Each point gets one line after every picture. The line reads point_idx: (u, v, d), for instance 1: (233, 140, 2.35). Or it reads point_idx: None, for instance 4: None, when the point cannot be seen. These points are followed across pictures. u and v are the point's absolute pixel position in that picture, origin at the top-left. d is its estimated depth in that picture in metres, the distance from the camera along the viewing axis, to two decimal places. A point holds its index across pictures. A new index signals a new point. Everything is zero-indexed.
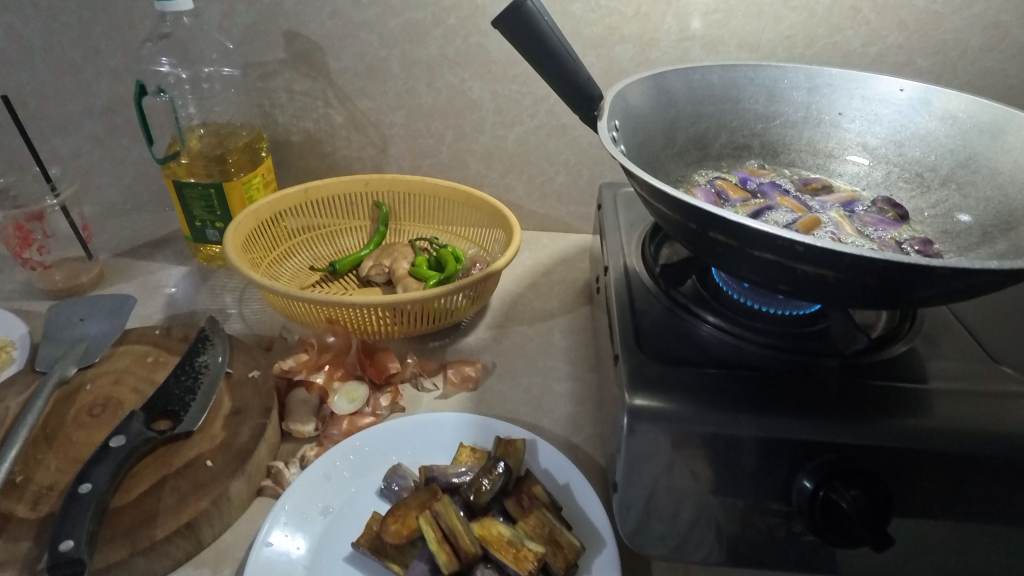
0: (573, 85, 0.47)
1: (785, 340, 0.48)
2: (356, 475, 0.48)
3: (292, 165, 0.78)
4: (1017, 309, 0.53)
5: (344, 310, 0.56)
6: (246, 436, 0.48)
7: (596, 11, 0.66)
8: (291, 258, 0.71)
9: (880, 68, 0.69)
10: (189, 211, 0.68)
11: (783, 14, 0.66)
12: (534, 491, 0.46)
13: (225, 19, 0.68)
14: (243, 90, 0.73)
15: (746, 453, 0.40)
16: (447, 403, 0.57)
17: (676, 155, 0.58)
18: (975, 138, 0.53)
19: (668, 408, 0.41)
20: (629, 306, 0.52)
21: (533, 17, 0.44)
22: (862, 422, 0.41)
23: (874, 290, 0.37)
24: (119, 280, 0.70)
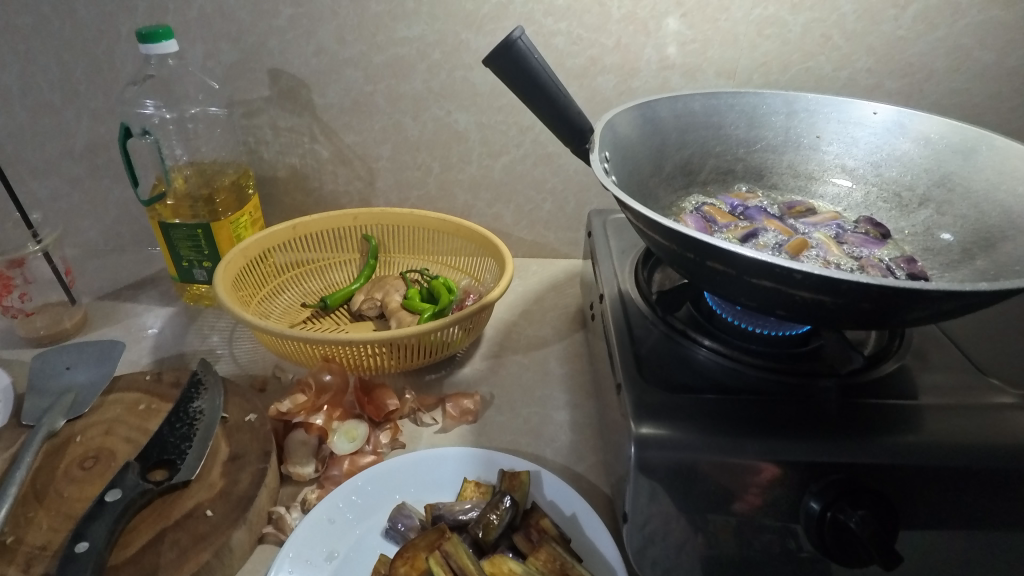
0: (563, 120, 0.47)
1: (781, 362, 0.49)
2: (360, 517, 0.47)
3: (278, 201, 0.78)
4: (997, 322, 0.55)
5: (340, 348, 0.55)
6: (246, 483, 0.47)
7: (578, 43, 0.68)
8: (281, 295, 0.70)
9: (852, 91, 0.72)
10: (176, 252, 0.67)
11: (757, 42, 0.68)
12: (542, 525, 0.45)
13: (209, 59, 0.68)
14: (228, 128, 0.72)
15: (752, 477, 0.41)
16: (447, 438, 0.56)
17: (663, 182, 0.59)
18: (949, 158, 0.55)
19: (674, 436, 0.41)
20: (626, 333, 0.52)
21: (523, 56, 0.45)
22: (863, 442, 0.41)
23: (869, 313, 0.38)
24: (104, 324, 0.69)
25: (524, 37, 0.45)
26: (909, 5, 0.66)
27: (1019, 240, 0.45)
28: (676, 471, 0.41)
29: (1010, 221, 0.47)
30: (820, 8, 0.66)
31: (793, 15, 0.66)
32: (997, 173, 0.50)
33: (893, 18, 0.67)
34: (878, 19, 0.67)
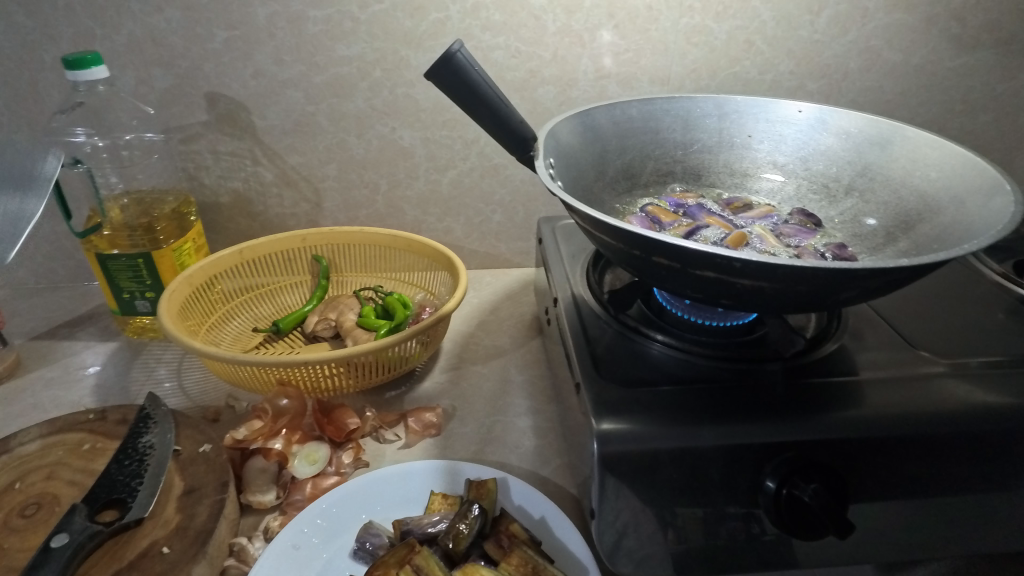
0: (507, 129, 0.48)
1: (731, 350, 0.51)
2: (326, 540, 0.46)
3: (222, 227, 0.76)
4: (922, 299, 0.58)
5: (295, 370, 0.54)
6: (204, 516, 0.45)
7: (517, 56, 0.69)
8: (230, 322, 0.68)
9: (777, 93, 0.76)
10: (116, 284, 0.64)
11: (686, 50, 0.71)
12: (512, 530, 0.45)
13: (141, 84, 0.66)
14: (165, 155, 0.70)
15: (710, 462, 0.42)
16: (410, 453, 0.56)
17: (607, 186, 0.61)
18: (868, 150, 0.59)
19: (634, 429, 0.42)
20: (582, 334, 0.53)
21: (465, 69, 0.46)
22: (810, 419, 0.43)
23: (806, 296, 0.40)
24: (39, 365, 0.65)
25: (462, 49, 0.46)
26: (823, 11, 0.71)
27: (936, 221, 0.49)
28: (638, 464, 0.42)
29: (928, 205, 0.51)
30: (742, 16, 0.70)
31: (717, 23, 0.70)
32: (911, 161, 0.54)
33: (809, 23, 0.71)
34: (795, 25, 0.71)
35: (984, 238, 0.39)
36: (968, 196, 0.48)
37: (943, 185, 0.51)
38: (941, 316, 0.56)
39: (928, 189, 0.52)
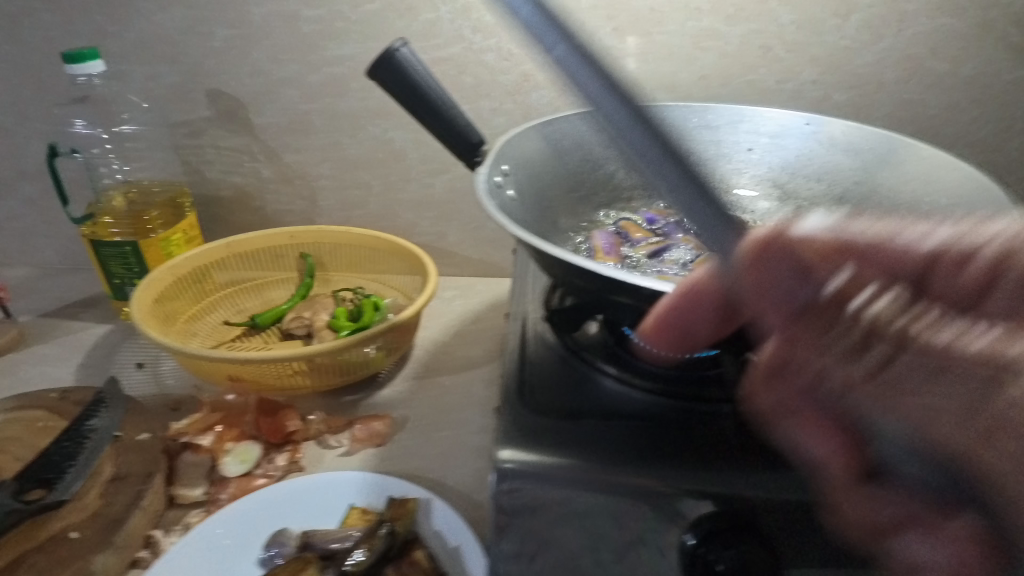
0: (453, 131, 0.46)
1: (682, 386, 0.45)
2: (236, 543, 0.46)
3: (224, 221, 0.77)
4: None
5: (241, 367, 0.54)
6: (121, 505, 0.46)
7: (509, 59, 0.67)
8: (212, 314, 0.70)
9: (799, 104, 0.69)
10: (109, 270, 0.67)
11: (695, 55, 0.66)
12: (415, 557, 0.43)
13: (149, 82, 0.68)
14: (169, 147, 0.72)
15: (627, 509, 0.37)
16: (350, 461, 0.55)
17: (581, 198, 0.57)
18: (880, 171, 0.52)
19: (536, 463, 0.38)
20: (522, 352, 0.50)
21: (406, 68, 0.43)
22: (757, 470, 0.37)
23: (735, 329, 0.35)
24: (38, 342, 0.69)
25: (407, 49, 0.44)
26: (852, 15, 0.63)
27: None
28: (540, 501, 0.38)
29: None
30: (757, 19, 0.64)
31: (730, 26, 0.64)
32: (921, 184, 0.48)
33: (836, 28, 0.64)
34: (820, 29, 0.64)
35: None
36: (977, 230, 0.41)
37: (954, 214, 0.44)
38: None
39: (938, 219, 0.45)
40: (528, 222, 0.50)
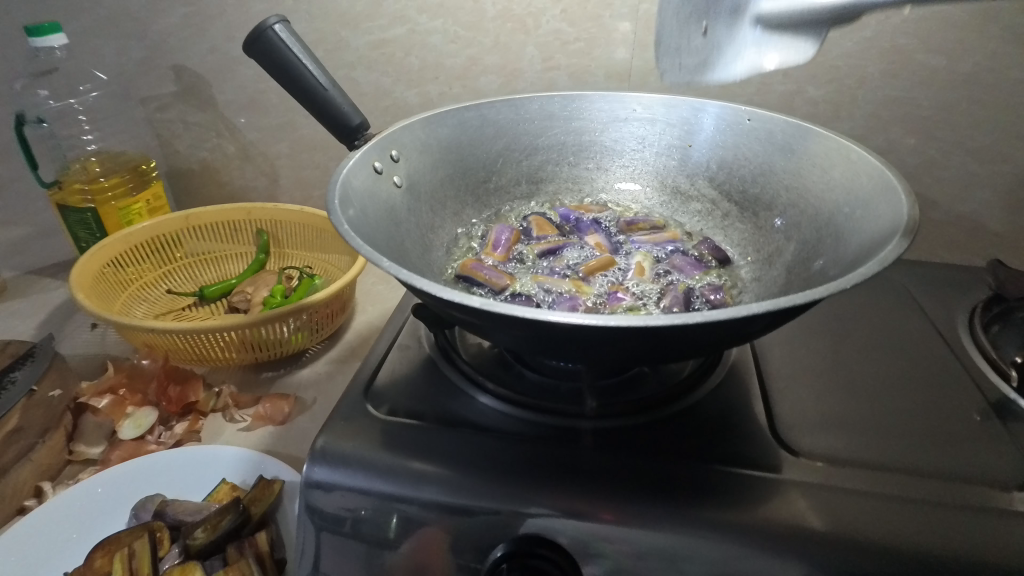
0: (329, 113, 0.45)
1: (534, 394, 0.43)
2: (107, 505, 0.47)
3: (196, 193, 0.81)
4: (851, 374, 0.45)
5: (151, 335, 0.56)
6: (10, 458, 0.48)
7: (456, 42, 0.65)
8: (166, 282, 0.72)
9: (768, 99, 0.63)
10: (75, 234, 0.71)
11: (648, 42, 0.61)
12: (257, 539, 0.43)
13: (121, 55, 0.71)
14: (142, 121, 0.76)
15: (423, 518, 0.36)
16: (245, 437, 0.55)
17: (496, 188, 0.56)
18: (809, 172, 0.46)
19: (346, 455, 0.38)
20: (394, 344, 0.49)
21: (277, 48, 0.44)
22: (562, 491, 0.36)
23: (529, 342, 0.33)
24: (17, 298, 0.75)
25: (284, 27, 0.44)
26: None
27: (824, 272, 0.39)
28: (344, 503, 0.38)
29: (835, 252, 0.39)
30: None
31: None
32: (846, 191, 0.42)
33: None
34: None
35: (754, 305, 0.28)
36: (869, 248, 0.35)
37: (860, 228, 0.38)
38: (859, 410, 0.42)
39: (846, 230, 0.40)
40: (415, 209, 0.49)
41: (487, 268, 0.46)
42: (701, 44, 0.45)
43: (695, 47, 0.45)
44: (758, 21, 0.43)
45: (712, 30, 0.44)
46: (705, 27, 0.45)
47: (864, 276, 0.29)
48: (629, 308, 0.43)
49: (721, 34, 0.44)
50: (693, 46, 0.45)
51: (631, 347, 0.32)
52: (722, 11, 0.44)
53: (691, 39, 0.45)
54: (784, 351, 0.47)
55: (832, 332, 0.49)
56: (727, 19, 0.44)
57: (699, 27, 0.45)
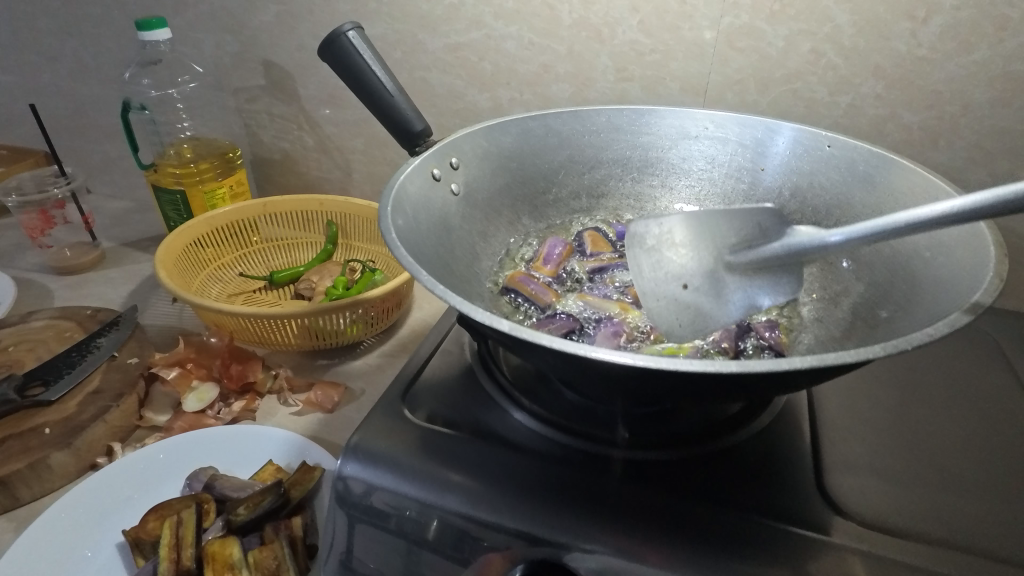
0: (393, 118, 0.47)
1: (569, 415, 0.43)
2: (165, 471, 0.51)
3: (276, 181, 0.86)
4: (916, 433, 0.41)
5: (219, 316, 0.59)
6: (89, 415, 0.53)
7: (529, 48, 0.64)
8: (240, 264, 0.77)
9: (856, 122, 0.59)
10: (165, 213, 0.76)
11: (728, 56, 0.59)
12: (291, 523, 0.45)
13: (218, 49, 0.76)
14: (233, 110, 0.81)
15: (444, 526, 0.37)
16: (295, 420, 0.58)
17: (554, 199, 0.56)
18: (888, 211, 0.43)
19: (378, 455, 0.40)
20: (438, 348, 0.50)
21: (350, 53, 0.45)
22: (583, 521, 0.35)
23: (561, 367, 0.33)
24: (113, 266, 0.82)
25: (358, 33, 0.46)
26: (932, 18, 0.52)
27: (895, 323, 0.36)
28: (371, 501, 0.39)
29: (907, 300, 0.37)
30: (807, 18, 0.55)
31: (772, 25, 0.56)
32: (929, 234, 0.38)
33: (909, 33, 0.53)
34: (888, 34, 0.54)
35: (796, 359, 0.27)
36: (944, 300, 0.33)
37: (936, 276, 0.36)
38: (922, 474, 0.38)
39: (922, 277, 0.37)
40: (468, 215, 0.50)
41: (534, 282, 0.48)
42: (692, 298, 0.39)
43: (682, 306, 0.39)
44: (738, 274, 0.39)
45: (694, 285, 0.39)
46: (684, 282, 0.39)
47: (930, 337, 0.27)
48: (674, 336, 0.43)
49: (705, 291, 0.39)
50: (681, 305, 0.39)
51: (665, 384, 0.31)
52: (698, 272, 0.39)
53: (674, 296, 0.39)
54: (844, 399, 0.44)
55: (902, 384, 0.45)
56: (707, 279, 0.39)
57: (678, 284, 0.39)
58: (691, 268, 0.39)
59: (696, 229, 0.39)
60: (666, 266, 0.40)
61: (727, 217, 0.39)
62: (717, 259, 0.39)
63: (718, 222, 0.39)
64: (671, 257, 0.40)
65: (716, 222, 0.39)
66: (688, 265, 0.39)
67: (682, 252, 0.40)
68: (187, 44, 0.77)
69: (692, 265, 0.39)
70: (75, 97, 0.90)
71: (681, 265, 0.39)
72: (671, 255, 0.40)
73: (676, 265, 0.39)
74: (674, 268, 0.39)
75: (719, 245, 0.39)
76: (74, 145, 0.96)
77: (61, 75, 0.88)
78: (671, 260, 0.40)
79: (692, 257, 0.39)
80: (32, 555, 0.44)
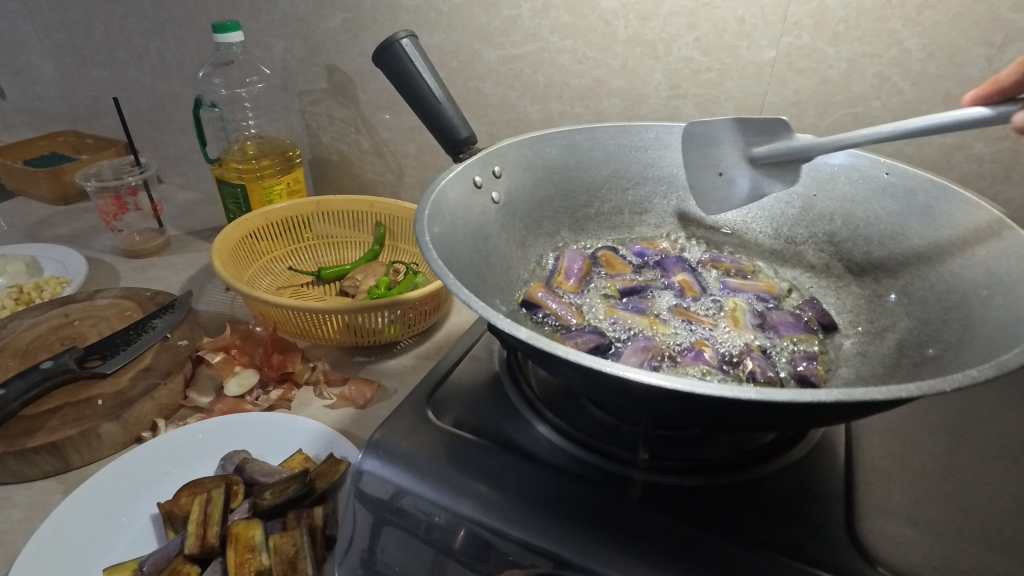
0: (439, 125, 0.48)
1: (592, 432, 0.42)
2: (201, 451, 0.53)
3: (333, 180, 0.89)
4: (965, 483, 0.38)
5: (264, 307, 0.61)
6: (139, 390, 0.56)
7: (583, 62, 0.64)
8: (291, 258, 0.80)
9: (921, 149, 0.56)
10: (226, 205, 0.80)
11: (787, 77, 0.57)
12: (313, 513, 0.46)
13: (288, 52, 0.80)
14: (297, 111, 0.85)
15: (457, 533, 0.37)
16: (327, 414, 0.60)
17: (596, 214, 0.55)
18: (948, 243, 0.41)
19: (398, 456, 0.40)
20: (465, 354, 0.51)
21: (402, 60, 0.48)
22: (598, 542, 0.35)
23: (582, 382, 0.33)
24: (176, 252, 0.87)
25: (411, 41, 0.48)
26: (1010, 45, 0.49)
27: (943, 365, 0.33)
28: (386, 501, 0.40)
29: (959, 339, 0.34)
30: (873, 40, 0.53)
31: (835, 47, 0.54)
32: (986, 273, 0.36)
33: (984, 59, 0.50)
34: (961, 59, 0.51)
35: (818, 392, 0.26)
36: (1000, 339, 0.31)
37: (994, 314, 0.33)
38: (962, 527, 0.36)
39: (978, 316, 0.34)
40: (507, 224, 0.50)
41: (555, 300, 0.47)
42: (722, 184, 0.51)
43: (717, 187, 0.51)
44: (755, 169, 0.48)
45: (729, 174, 0.50)
46: (719, 170, 0.50)
47: (971, 379, 0.25)
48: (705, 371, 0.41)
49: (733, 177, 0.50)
50: (715, 188, 0.51)
51: (691, 407, 0.30)
52: (729, 160, 0.50)
53: (711, 181, 0.51)
54: (885, 441, 0.41)
55: (952, 429, 0.43)
56: (740, 170, 0.49)
57: (715, 171, 0.51)
58: (724, 160, 0.50)
59: (735, 131, 0.48)
60: (714, 153, 0.50)
61: (756, 121, 0.47)
62: (746, 155, 0.48)
63: (746, 127, 0.47)
64: (714, 149, 0.50)
65: (746, 124, 0.47)
66: (726, 158, 0.50)
67: (725, 145, 0.49)
68: (258, 47, 0.82)
69: (728, 158, 0.49)
70: (156, 93, 0.96)
71: (720, 155, 0.50)
72: (723, 145, 0.49)
73: (718, 155, 0.50)
74: (717, 157, 0.50)
75: (750, 139, 0.48)
76: (152, 138, 1.03)
77: (146, 72, 0.95)
78: (709, 153, 0.50)
79: (728, 155, 0.49)
80: (74, 517, 0.47)
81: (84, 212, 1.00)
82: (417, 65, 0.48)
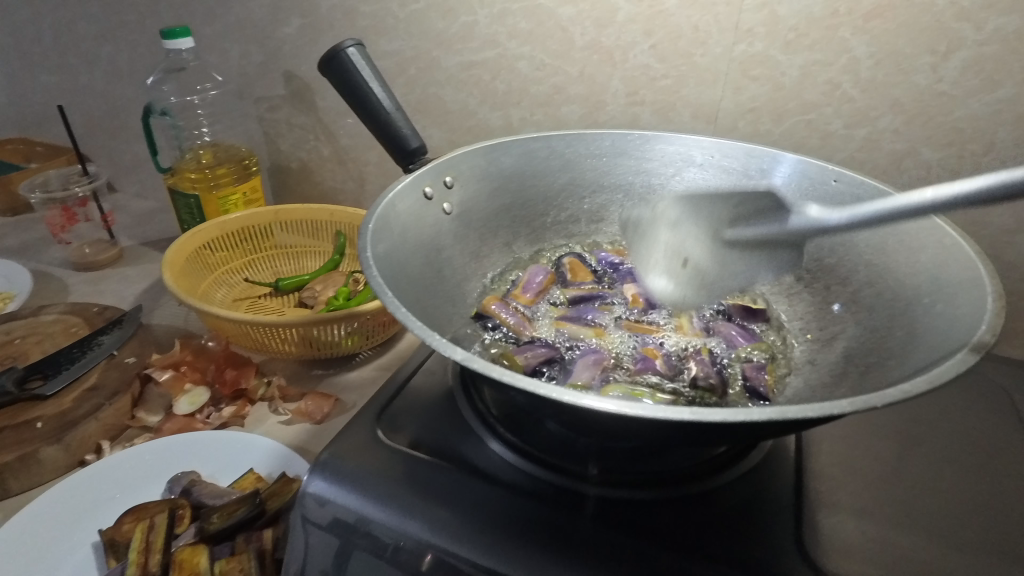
0: (388, 133, 0.47)
1: (547, 448, 0.41)
2: (145, 473, 0.51)
3: (293, 188, 0.87)
4: (914, 488, 0.39)
5: (215, 320, 0.59)
6: (83, 410, 0.54)
7: (541, 69, 0.64)
8: (248, 269, 0.78)
9: (872, 155, 0.57)
10: (180, 215, 0.78)
11: (742, 85, 0.57)
12: (263, 535, 0.45)
13: (244, 58, 0.78)
14: (255, 118, 0.83)
15: (403, 553, 0.36)
16: (283, 430, 0.58)
17: (553, 222, 0.55)
18: (894, 251, 0.41)
19: (344, 477, 0.39)
20: (421, 367, 0.50)
21: (349, 69, 0.47)
22: (547, 563, 0.34)
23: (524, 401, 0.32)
24: (130, 264, 0.84)
25: (358, 50, 0.47)
26: (954, 53, 0.50)
27: (886, 375, 0.34)
28: (334, 521, 0.39)
29: (902, 349, 0.35)
30: (823, 48, 0.53)
31: (787, 55, 0.54)
32: (929, 281, 0.37)
33: (930, 67, 0.51)
34: (909, 67, 0.51)
35: (754, 411, 0.26)
36: (936, 349, 0.31)
37: (935, 323, 0.34)
38: (911, 531, 0.36)
39: (921, 324, 0.35)
40: (461, 234, 0.49)
41: (509, 311, 0.46)
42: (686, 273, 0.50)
43: (685, 279, 0.50)
44: (730, 247, 0.48)
45: (692, 261, 0.50)
46: (684, 259, 0.50)
47: (903, 394, 0.25)
48: (655, 383, 0.40)
49: (703, 266, 0.50)
50: (676, 274, 0.50)
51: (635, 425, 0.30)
52: (693, 247, 0.50)
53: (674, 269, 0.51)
54: (836, 448, 0.41)
55: (902, 436, 0.43)
56: (709, 252, 0.49)
57: (679, 259, 0.50)
58: (687, 247, 0.50)
59: (706, 210, 0.49)
60: (682, 241, 0.51)
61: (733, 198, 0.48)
62: (715, 233, 0.49)
63: (724, 201, 0.49)
64: (680, 233, 0.50)
65: (724, 200, 0.49)
66: (688, 243, 0.50)
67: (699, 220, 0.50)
68: (213, 53, 0.80)
69: (695, 245, 0.50)
70: (109, 100, 0.93)
71: (683, 241, 0.50)
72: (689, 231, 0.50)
73: (682, 243, 0.50)
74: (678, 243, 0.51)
75: (722, 223, 0.49)
76: (106, 146, 1.00)
77: (97, 77, 0.92)
78: (677, 237, 0.51)
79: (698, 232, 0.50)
80: (7, 547, 0.45)
81: (32, 222, 0.97)
82: (365, 74, 0.47)
